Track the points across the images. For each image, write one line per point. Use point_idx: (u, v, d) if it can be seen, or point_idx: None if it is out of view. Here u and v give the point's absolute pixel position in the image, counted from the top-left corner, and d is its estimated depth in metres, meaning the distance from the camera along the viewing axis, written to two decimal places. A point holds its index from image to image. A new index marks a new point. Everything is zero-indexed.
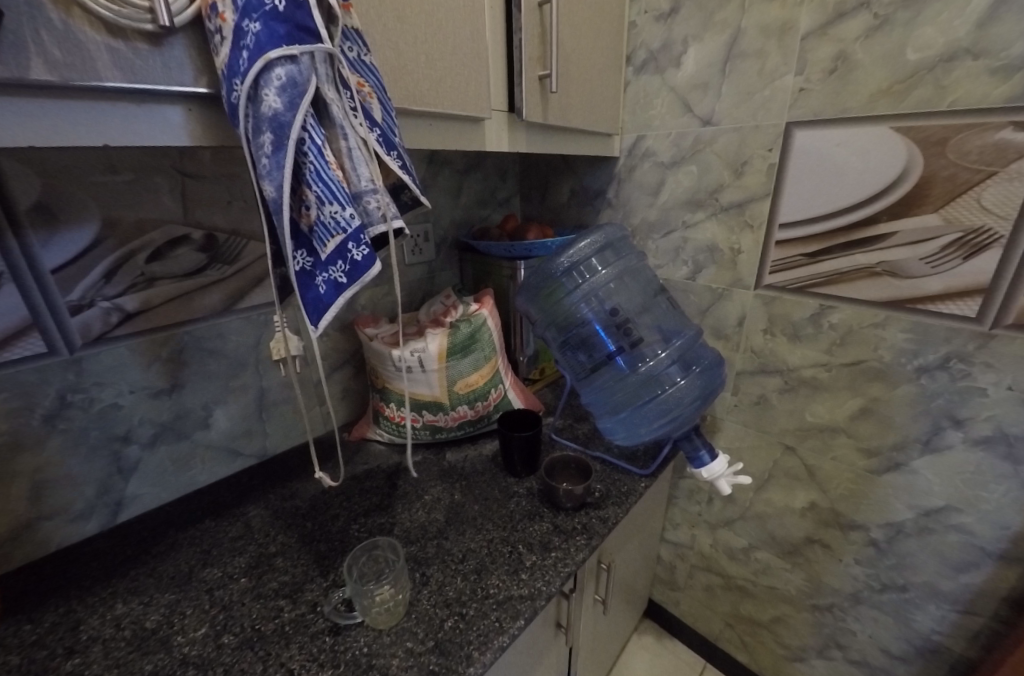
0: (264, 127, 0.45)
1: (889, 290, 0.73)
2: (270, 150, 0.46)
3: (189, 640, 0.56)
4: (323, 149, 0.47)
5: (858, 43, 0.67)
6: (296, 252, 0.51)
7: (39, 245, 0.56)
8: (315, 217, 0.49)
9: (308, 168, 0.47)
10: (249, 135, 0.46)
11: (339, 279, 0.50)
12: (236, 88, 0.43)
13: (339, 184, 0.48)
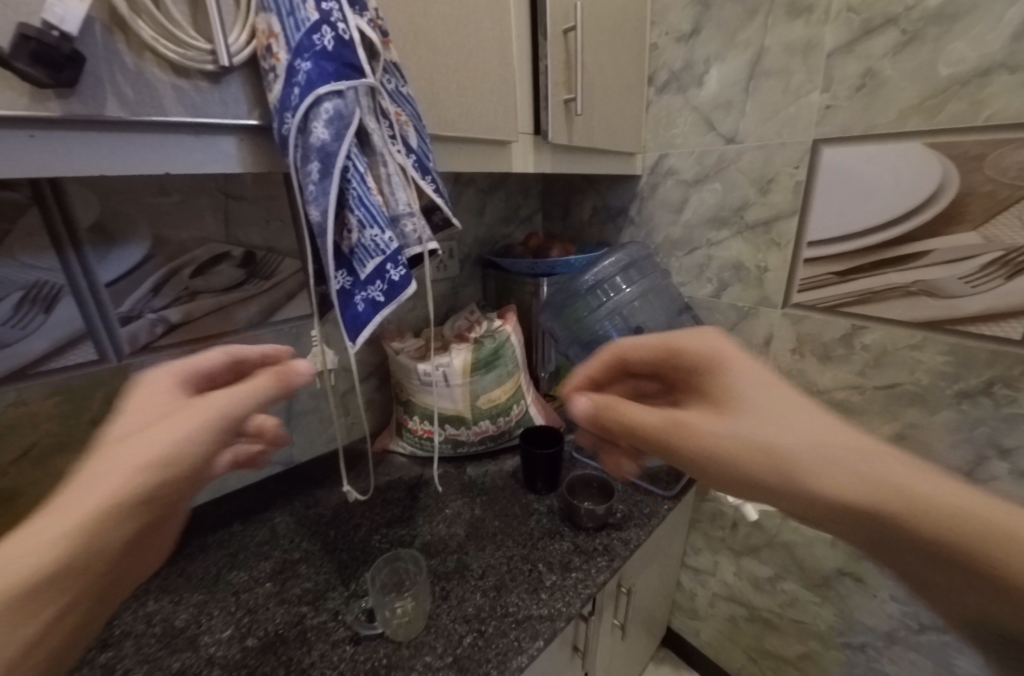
0: (312, 156, 0.48)
1: (926, 310, 0.69)
2: (316, 178, 0.49)
3: (215, 640, 0.58)
4: (365, 176, 0.51)
5: (886, 59, 0.66)
6: (336, 272, 0.54)
7: (96, 261, 0.61)
8: (356, 240, 0.52)
9: (351, 194, 0.50)
10: (297, 164, 0.49)
11: (377, 298, 0.53)
12: (287, 121, 0.46)
13: (379, 209, 0.51)
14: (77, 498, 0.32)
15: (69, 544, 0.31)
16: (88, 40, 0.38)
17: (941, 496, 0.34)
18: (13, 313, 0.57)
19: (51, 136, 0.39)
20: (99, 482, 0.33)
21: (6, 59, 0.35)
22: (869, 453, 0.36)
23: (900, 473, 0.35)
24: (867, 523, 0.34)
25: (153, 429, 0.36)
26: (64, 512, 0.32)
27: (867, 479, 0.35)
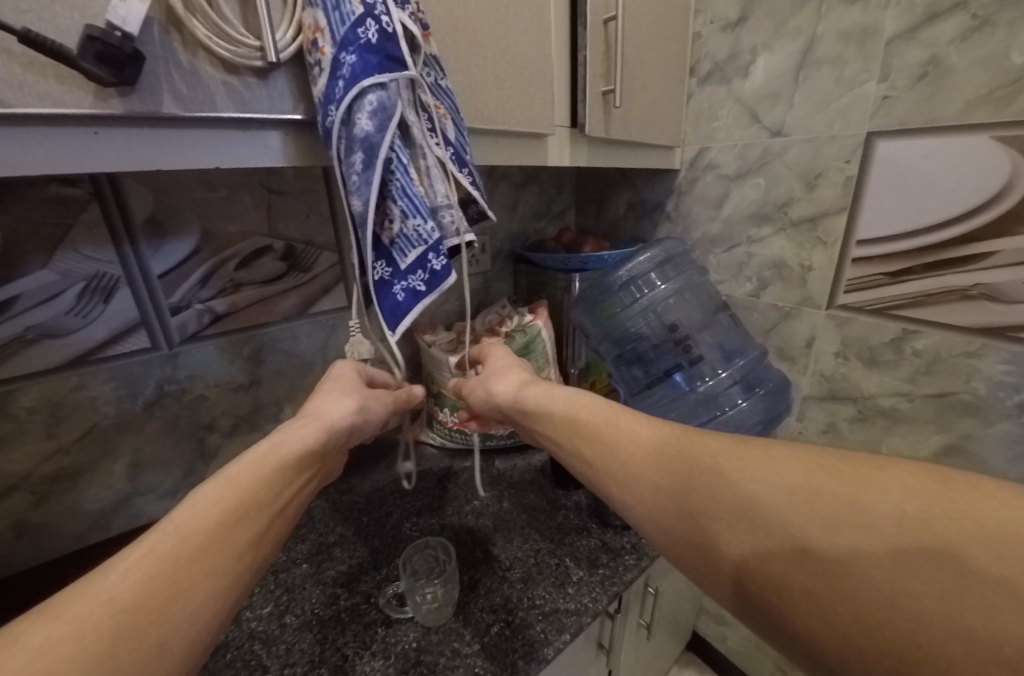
0: (356, 147, 0.49)
1: (986, 315, 0.65)
2: (360, 168, 0.50)
3: (256, 616, 0.61)
4: (408, 167, 0.51)
5: (952, 46, 0.61)
6: (376, 263, 0.55)
7: (150, 252, 0.64)
8: (397, 230, 0.53)
9: (394, 185, 0.52)
10: (341, 155, 0.50)
11: (418, 288, 0.53)
12: (332, 113, 0.47)
13: (421, 199, 0.52)
14: (298, 433, 0.47)
15: (277, 470, 0.43)
16: (147, 39, 0.40)
17: (818, 524, 0.33)
18: (76, 302, 0.60)
19: (112, 133, 0.42)
20: (306, 432, 0.47)
21: (72, 58, 0.36)
22: (739, 466, 0.39)
23: (769, 490, 0.36)
24: (729, 538, 0.36)
25: (343, 401, 0.53)
26: (279, 441, 0.45)
27: (726, 495, 0.38)
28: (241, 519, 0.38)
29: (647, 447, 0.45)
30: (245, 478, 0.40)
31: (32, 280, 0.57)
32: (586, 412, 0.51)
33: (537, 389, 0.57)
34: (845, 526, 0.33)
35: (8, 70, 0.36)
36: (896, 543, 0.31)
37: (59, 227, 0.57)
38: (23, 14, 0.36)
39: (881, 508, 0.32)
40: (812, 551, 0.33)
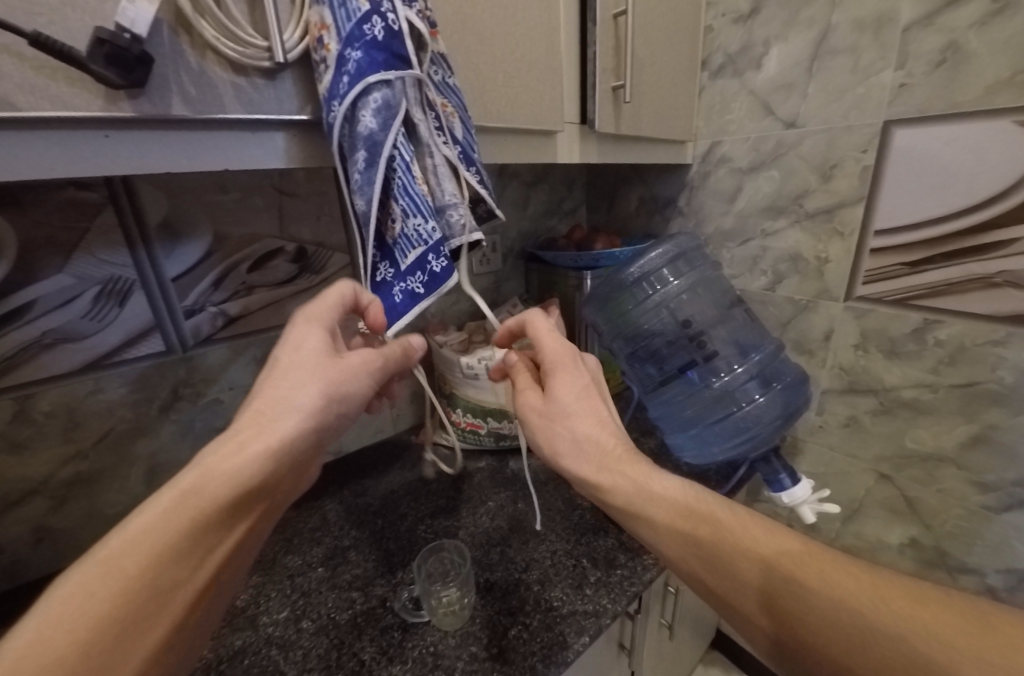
0: (359, 145, 0.49)
1: (1011, 303, 0.64)
2: (362, 167, 0.50)
3: (272, 621, 0.60)
4: (411, 165, 0.51)
5: (971, 31, 0.61)
6: (380, 263, 0.55)
7: (163, 256, 0.63)
8: (399, 229, 0.53)
9: (395, 184, 0.51)
10: (345, 153, 0.50)
11: (417, 290, 0.53)
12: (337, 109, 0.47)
13: (424, 198, 0.51)
14: (229, 464, 0.42)
15: (186, 526, 0.39)
16: (157, 41, 0.40)
17: (849, 634, 0.35)
18: (91, 306, 0.60)
19: (123, 136, 0.41)
20: (237, 456, 0.42)
21: (82, 60, 0.36)
22: (788, 560, 0.39)
23: (809, 587, 0.37)
24: (753, 605, 0.39)
25: (288, 399, 0.46)
26: (202, 478, 0.40)
27: (767, 579, 0.39)
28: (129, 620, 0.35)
29: (693, 512, 0.46)
30: (143, 553, 0.36)
31: (48, 285, 0.57)
32: (634, 462, 0.50)
33: (586, 413, 0.53)
34: (873, 661, 0.34)
35: (20, 73, 0.35)
36: (908, 661, 0.32)
37: (75, 231, 0.57)
38: (35, 17, 0.35)
39: (905, 624, 0.34)
40: (834, 651, 0.35)
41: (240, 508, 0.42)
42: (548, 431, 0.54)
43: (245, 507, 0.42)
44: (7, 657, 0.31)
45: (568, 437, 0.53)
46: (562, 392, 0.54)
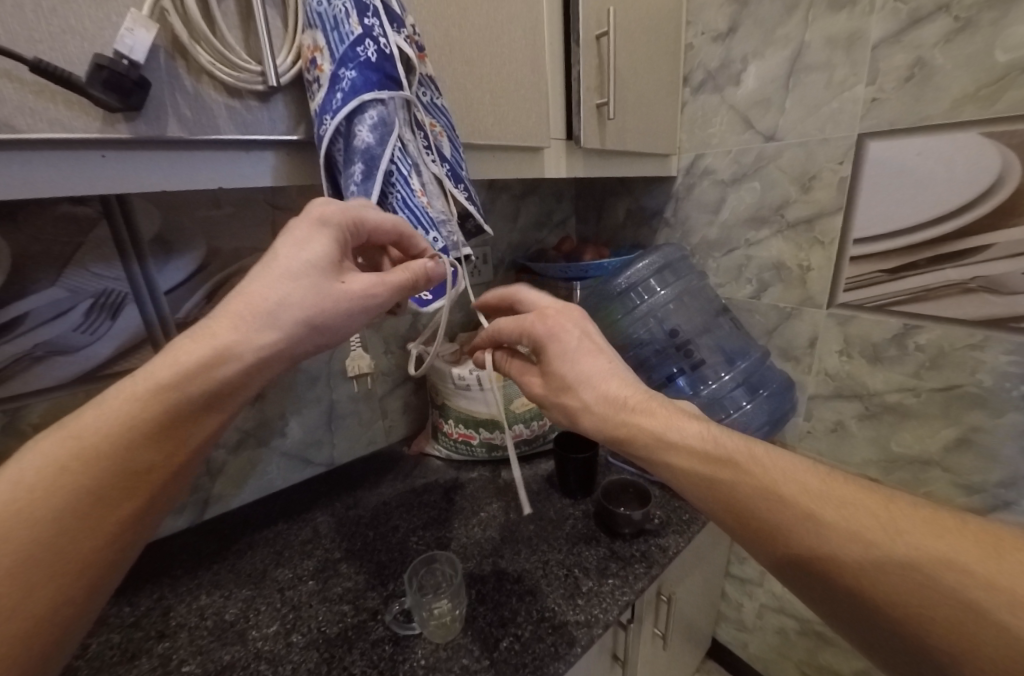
0: (356, 158, 0.50)
1: (986, 308, 0.66)
2: (360, 179, 0.51)
3: (262, 635, 0.60)
4: (408, 178, 0.53)
5: (937, 48, 0.63)
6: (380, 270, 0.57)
7: (155, 269, 0.64)
8: None
9: (395, 197, 0.53)
10: (344, 166, 0.51)
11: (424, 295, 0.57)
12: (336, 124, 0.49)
13: (423, 210, 0.54)
14: (195, 362, 0.40)
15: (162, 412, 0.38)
16: (153, 66, 0.41)
17: (849, 542, 0.36)
18: (83, 320, 0.60)
19: (119, 155, 0.42)
20: (204, 357, 0.41)
21: (82, 85, 0.37)
22: (795, 479, 0.40)
23: (813, 503, 0.38)
24: (759, 528, 0.40)
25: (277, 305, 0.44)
26: (156, 377, 0.39)
27: (775, 499, 0.39)
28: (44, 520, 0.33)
29: (705, 446, 0.45)
30: (72, 451, 0.35)
31: (41, 298, 0.57)
32: (642, 412, 0.48)
33: (593, 370, 0.52)
34: (872, 567, 0.34)
35: (20, 97, 0.37)
36: (901, 566, 0.34)
37: (69, 245, 0.58)
38: (37, 44, 0.37)
39: (900, 533, 0.35)
40: (835, 559, 0.36)
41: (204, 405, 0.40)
42: (562, 403, 0.54)
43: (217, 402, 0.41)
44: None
45: (581, 395, 0.52)
46: (562, 361, 0.54)
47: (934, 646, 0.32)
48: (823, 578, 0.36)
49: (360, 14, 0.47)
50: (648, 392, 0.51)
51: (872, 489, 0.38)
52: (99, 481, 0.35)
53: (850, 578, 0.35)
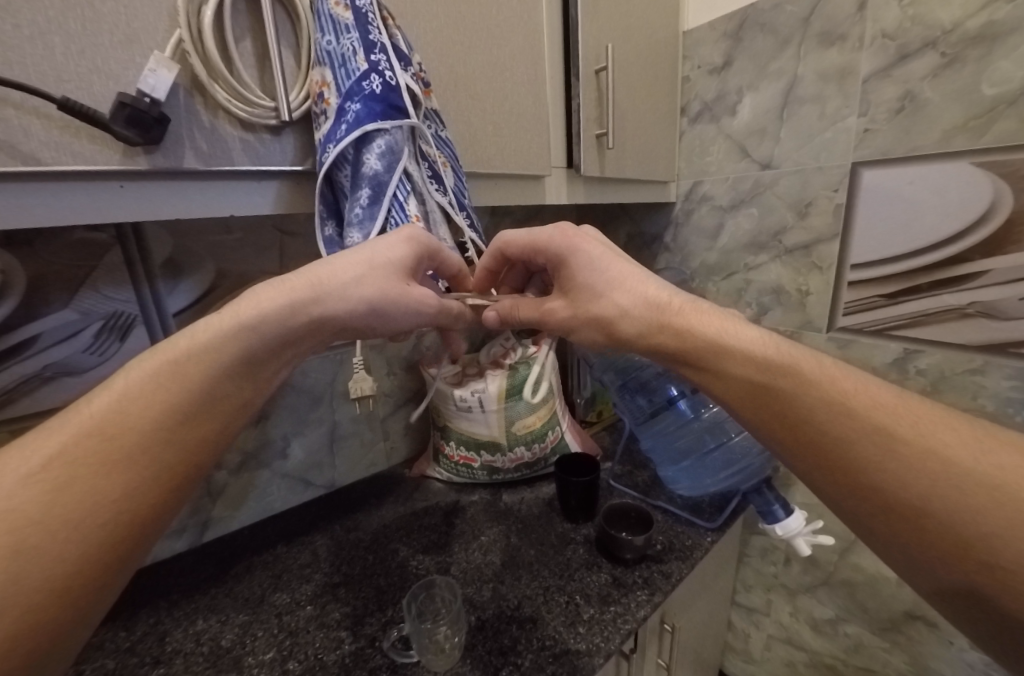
0: (364, 183, 0.52)
1: (985, 333, 0.66)
2: (365, 203, 0.53)
3: (258, 662, 0.59)
4: (406, 205, 0.55)
5: (925, 82, 0.65)
6: None
7: (165, 292, 0.66)
8: None
9: (390, 223, 0.54)
10: (349, 191, 0.53)
11: None
12: (343, 151, 0.51)
13: None
14: (280, 330, 0.43)
15: (237, 351, 0.41)
16: (173, 103, 0.43)
17: (915, 470, 0.38)
18: (93, 341, 0.62)
19: (137, 185, 0.44)
20: (279, 318, 0.43)
21: (106, 122, 0.39)
22: (880, 411, 0.41)
23: (874, 426, 0.41)
24: (834, 447, 0.41)
25: (339, 283, 0.46)
26: (222, 337, 0.41)
27: (845, 417, 0.42)
28: (108, 460, 0.35)
29: (770, 353, 0.46)
30: (146, 409, 0.37)
31: (53, 320, 0.58)
32: (702, 315, 0.50)
33: (621, 275, 0.53)
34: (915, 487, 0.38)
35: (46, 131, 0.38)
36: (952, 492, 0.37)
37: (81, 269, 0.59)
38: (64, 84, 0.38)
39: (966, 462, 0.37)
40: (879, 479, 0.39)
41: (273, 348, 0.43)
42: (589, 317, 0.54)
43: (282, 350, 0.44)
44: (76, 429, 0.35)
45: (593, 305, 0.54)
46: (585, 268, 0.55)
47: (950, 569, 0.37)
48: (855, 495, 0.41)
49: (367, 51, 0.49)
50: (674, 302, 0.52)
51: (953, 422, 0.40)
52: (171, 436, 0.38)
53: (903, 502, 0.38)
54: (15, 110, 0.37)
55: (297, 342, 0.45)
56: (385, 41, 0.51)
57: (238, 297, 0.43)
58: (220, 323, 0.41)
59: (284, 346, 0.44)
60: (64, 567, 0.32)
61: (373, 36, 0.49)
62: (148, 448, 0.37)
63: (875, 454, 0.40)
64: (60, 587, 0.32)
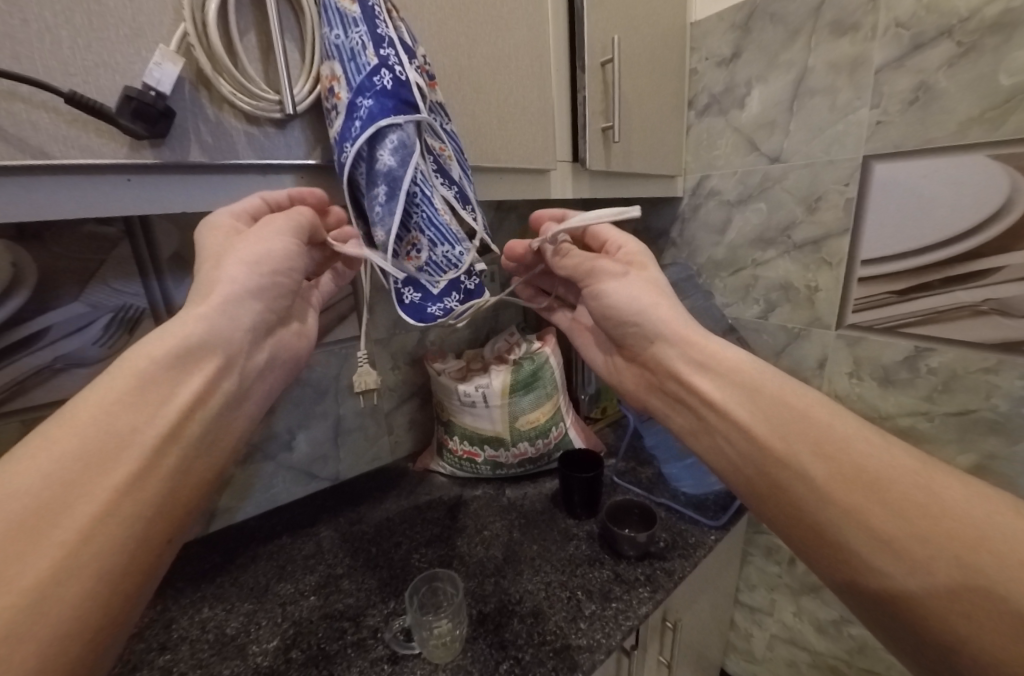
0: (379, 180, 0.52)
1: (999, 331, 0.65)
2: (383, 200, 0.53)
3: (262, 650, 0.60)
4: (428, 199, 0.55)
5: (940, 72, 0.64)
6: (405, 289, 0.58)
7: (173, 285, 0.66)
8: (425, 257, 0.57)
9: (419, 215, 0.55)
10: (366, 188, 0.54)
11: (454, 306, 0.59)
12: (359, 149, 0.51)
13: (447, 228, 0.56)
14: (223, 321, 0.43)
15: (133, 382, 0.37)
16: (178, 97, 0.44)
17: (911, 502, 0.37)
18: (102, 334, 0.63)
19: (143, 179, 0.44)
20: (178, 333, 0.40)
21: (111, 115, 0.40)
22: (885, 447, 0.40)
23: (873, 456, 0.39)
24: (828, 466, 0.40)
25: (219, 273, 0.44)
26: (128, 378, 0.37)
27: (842, 438, 0.41)
28: (42, 535, 0.31)
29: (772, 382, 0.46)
30: (36, 471, 0.32)
31: (63, 313, 0.59)
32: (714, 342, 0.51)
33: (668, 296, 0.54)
34: (924, 539, 0.35)
35: (54, 125, 0.39)
36: (959, 552, 0.34)
37: (91, 262, 0.60)
38: (72, 77, 0.39)
39: (980, 522, 0.35)
40: (886, 524, 0.37)
41: (177, 365, 0.40)
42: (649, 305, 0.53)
43: (194, 364, 0.41)
44: None
45: (614, 319, 0.55)
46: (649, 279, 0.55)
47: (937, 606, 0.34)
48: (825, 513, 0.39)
49: (376, 45, 0.49)
50: (689, 320, 0.52)
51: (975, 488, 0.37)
52: (88, 484, 0.33)
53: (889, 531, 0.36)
54: (23, 104, 0.38)
55: (217, 351, 0.42)
56: (392, 35, 0.51)
57: (159, 325, 0.41)
58: (108, 372, 0.37)
59: (203, 354, 0.41)
60: (40, 653, 0.29)
61: (381, 31, 0.49)
62: (70, 502, 0.32)
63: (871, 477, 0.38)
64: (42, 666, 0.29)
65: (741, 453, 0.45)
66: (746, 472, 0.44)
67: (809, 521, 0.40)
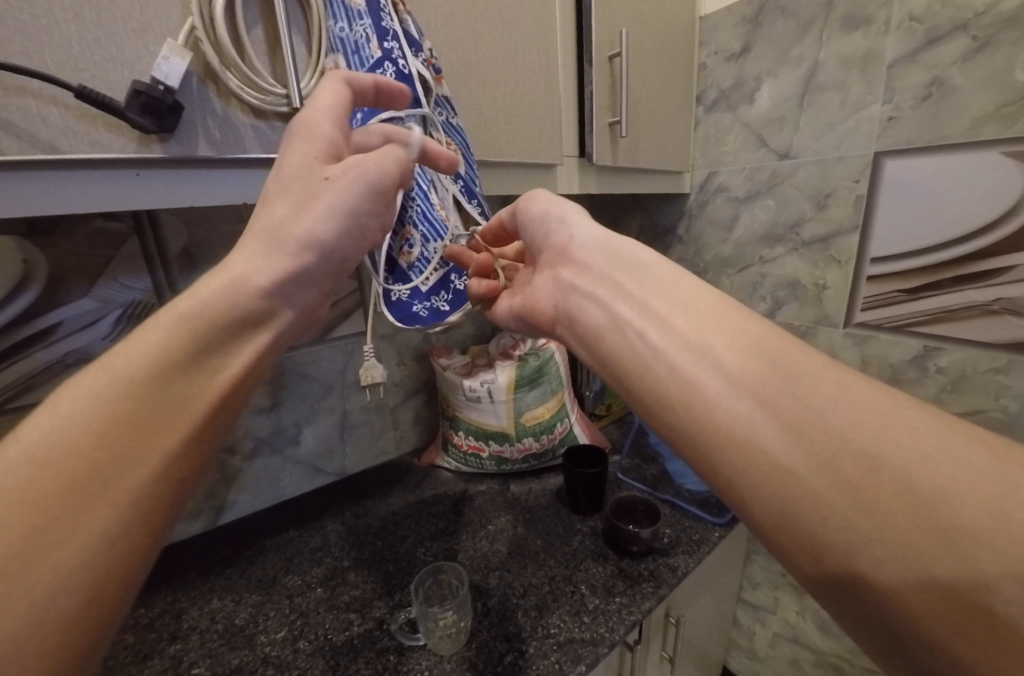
0: None
1: (1010, 331, 0.64)
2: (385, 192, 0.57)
3: (271, 640, 0.61)
4: (428, 192, 0.57)
5: (954, 67, 0.63)
6: (392, 285, 0.57)
7: (182, 280, 0.67)
8: (417, 254, 0.56)
9: (414, 211, 0.56)
10: None
11: (442, 308, 0.59)
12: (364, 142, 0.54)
13: (439, 223, 0.57)
14: (295, 260, 0.42)
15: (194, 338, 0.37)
16: (187, 91, 0.44)
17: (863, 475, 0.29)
18: (113, 328, 0.63)
19: (152, 174, 0.45)
20: (234, 296, 0.39)
21: (120, 110, 0.40)
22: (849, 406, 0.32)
23: (826, 418, 0.31)
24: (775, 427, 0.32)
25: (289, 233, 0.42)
26: (184, 328, 0.37)
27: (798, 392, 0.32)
28: (89, 482, 0.31)
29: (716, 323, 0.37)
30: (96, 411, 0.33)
31: (74, 307, 0.60)
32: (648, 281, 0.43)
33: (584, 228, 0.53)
34: (865, 514, 0.28)
35: (64, 121, 0.39)
36: (943, 522, 0.27)
37: (102, 257, 0.61)
38: (81, 73, 0.39)
39: (958, 505, 0.27)
40: (857, 476, 0.29)
41: (237, 327, 0.39)
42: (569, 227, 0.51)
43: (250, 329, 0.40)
44: (34, 441, 0.31)
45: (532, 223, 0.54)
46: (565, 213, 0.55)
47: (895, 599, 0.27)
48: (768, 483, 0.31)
49: (380, 38, 0.50)
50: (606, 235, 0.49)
51: (968, 431, 0.30)
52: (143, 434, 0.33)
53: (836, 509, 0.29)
54: (34, 100, 0.38)
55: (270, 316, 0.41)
56: (397, 27, 0.51)
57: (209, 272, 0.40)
58: (171, 321, 0.37)
59: (255, 320, 0.40)
60: (73, 599, 0.29)
61: (385, 23, 0.51)
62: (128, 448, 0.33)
63: (826, 443, 0.30)
64: (73, 613, 0.29)
65: (684, 384, 0.36)
66: (684, 412, 0.36)
67: (755, 469, 0.32)
